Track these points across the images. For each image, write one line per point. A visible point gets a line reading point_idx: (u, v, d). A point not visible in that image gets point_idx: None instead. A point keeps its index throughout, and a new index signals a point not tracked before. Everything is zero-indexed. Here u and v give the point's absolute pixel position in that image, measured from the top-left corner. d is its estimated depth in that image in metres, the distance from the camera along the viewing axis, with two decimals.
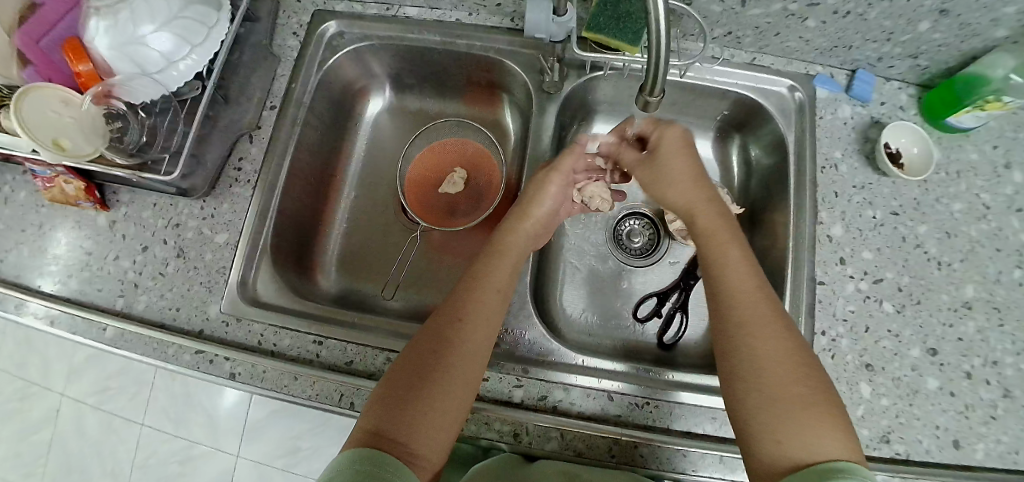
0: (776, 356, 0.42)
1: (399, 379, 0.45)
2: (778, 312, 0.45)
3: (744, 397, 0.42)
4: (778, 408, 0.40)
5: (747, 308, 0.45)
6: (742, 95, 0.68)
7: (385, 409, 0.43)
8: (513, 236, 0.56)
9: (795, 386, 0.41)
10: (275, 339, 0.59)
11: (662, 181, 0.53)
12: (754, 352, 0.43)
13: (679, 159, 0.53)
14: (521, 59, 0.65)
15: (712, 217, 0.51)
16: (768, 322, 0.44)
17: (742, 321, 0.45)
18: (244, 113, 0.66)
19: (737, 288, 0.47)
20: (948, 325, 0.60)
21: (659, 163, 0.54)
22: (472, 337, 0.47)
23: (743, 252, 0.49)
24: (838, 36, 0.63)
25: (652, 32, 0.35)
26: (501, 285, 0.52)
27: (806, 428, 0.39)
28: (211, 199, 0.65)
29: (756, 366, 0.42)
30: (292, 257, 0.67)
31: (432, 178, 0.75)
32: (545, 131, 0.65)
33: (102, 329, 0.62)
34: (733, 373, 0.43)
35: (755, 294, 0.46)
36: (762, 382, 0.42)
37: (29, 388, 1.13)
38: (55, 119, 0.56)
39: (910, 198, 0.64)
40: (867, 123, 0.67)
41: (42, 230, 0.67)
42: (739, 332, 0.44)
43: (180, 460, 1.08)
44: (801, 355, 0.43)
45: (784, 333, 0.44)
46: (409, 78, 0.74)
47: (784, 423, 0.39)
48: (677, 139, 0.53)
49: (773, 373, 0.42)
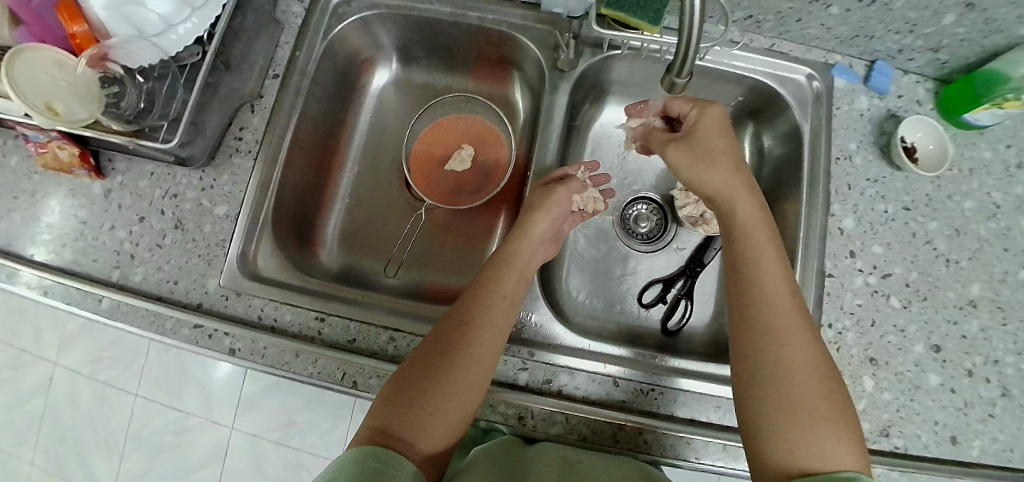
0: (796, 368, 0.42)
1: (405, 380, 0.45)
2: (801, 322, 0.45)
3: (759, 406, 0.42)
4: (791, 419, 0.40)
5: (773, 317, 0.45)
6: (759, 81, 0.66)
7: (393, 408, 0.43)
8: (520, 242, 0.56)
9: (812, 399, 0.41)
10: (276, 314, 0.58)
11: (703, 156, 0.52)
12: (773, 362, 0.43)
13: (717, 136, 0.52)
14: (535, 34, 0.63)
15: (745, 209, 0.50)
16: (792, 332, 0.44)
17: (769, 329, 0.44)
18: (246, 81, 0.63)
19: (766, 296, 0.46)
20: (952, 323, 0.60)
21: (699, 139, 0.53)
22: (478, 340, 0.47)
23: (771, 260, 0.48)
24: (861, 25, 0.61)
25: (686, 9, 0.34)
26: (506, 290, 0.51)
27: (818, 440, 0.39)
28: (211, 170, 0.63)
29: (776, 376, 0.42)
30: (293, 231, 0.66)
31: (438, 155, 0.72)
32: (557, 111, 0.63)
33: (98, 300, 0.60)
34: (753, 379, 0.43)
35: (783, 303, 0.45)
36: (778, 392, 0.42)
37: (21, 358, 1.12)
38: (48, 81, 0.53)
39: (922, 194, 0.63)
40: (884, 115, 0.66)
41: (36, 197, 0.65)
42: (762, 340, 0.44)
43: (175, 431, 1.08)
44: (818, 362, 0.43)
45: (807, 345, 0.43)
46: (417, 50, 0.72)
47: (794, 435, 0.40)
48: (718, 118, 0.53)
49: (792, 383, 0.42)
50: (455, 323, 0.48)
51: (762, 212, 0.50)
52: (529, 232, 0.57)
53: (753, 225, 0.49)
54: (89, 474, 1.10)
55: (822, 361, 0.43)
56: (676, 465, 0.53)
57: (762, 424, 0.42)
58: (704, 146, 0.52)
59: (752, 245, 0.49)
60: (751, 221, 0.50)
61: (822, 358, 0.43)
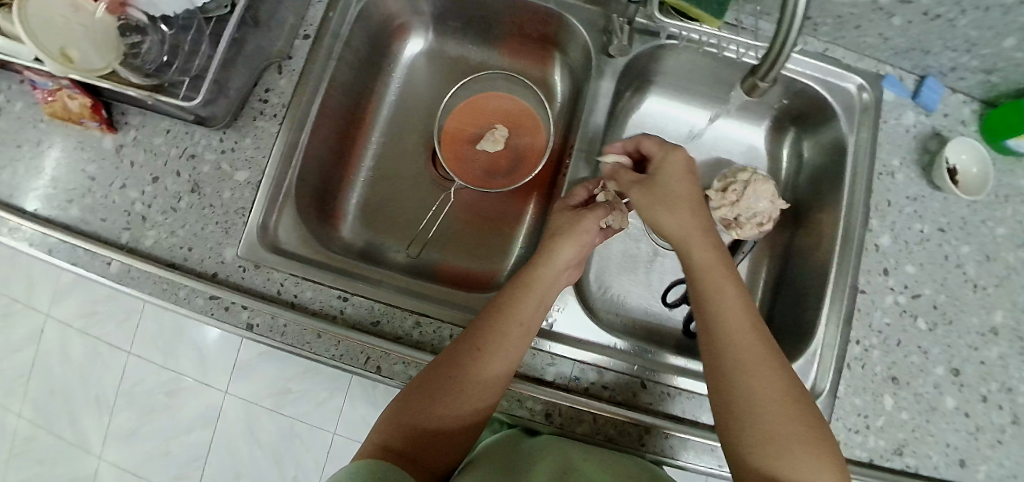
0: (767, 400, 0.41)
1: (408, 404, 0.45)
2: (766, 349, 0.43)
3: (736, 437, 0.41)
4: (768, 448, 0.39)
5: (739, 349, 0.43)
6: (808, 86, 0.64)
7: (395, 426, 0.44)
8: (547, 268, 0.52)
9: (787, 424, 0.39)
10: (296, 290, 0.56)
11: (665, 201, 0.50)
12: (742, 396, 0.41)
13: (683, 182, 0.51)
14: (584, 16, 0.60)
15: (708, 252, 0.48)
16: (755, 363, 0.42)
17: (735, 360, 0.43)
18: (274, 40, 0.60)
19: (726, 332, 0.44)
20: (972, 348, 0.60)
21: (662, 184, 0.51)
22: (489, 368, 0.46)
23: (728, 291, 0.46)
24: (920, 38, 0.59)
25: (783, 33, 0.35)
26: (524, 318, 0.49)
27: (797, 463, 0.38)
28: (232, 131, 0.60)
29: (744, 405, 0.41)
30: (315, 202, 0.63)
31: (470, 134, 0.69)
32: (601, 98, 0.61)
33: (107, 263, 0.57)
34: (722, 412, 0.42)
35: (746, 337, 0.43)
36: (750, 424, 0.40)
37: (12, 307, 1.09)
38: (63, 25, 0.48)
39: (958, 216, 0.63)
40: (928, 133, 0.64)
41: (43, 145, 0.61)
42: (733, 373, 0.42)
43: (169, 392, 1.06)
44: (789, 388, 0.41)
45: (776, 374, 0.42)
46: (454, 20, 0.68)
47: (775, 464, 0.39)
48: (681, 164, 0.52)
49: (764, 415, 0.40)
50: (467, 348, 0.47)
51: (722, 251, 0.48)
52: (556, 257, 0.53)
53: (713, 262, 0.47)
54: (78, 429, 1.08)
55: (791, 384, 0.42)
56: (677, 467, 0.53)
57: (742, 455, 0.41)
58: (668, 191, 0.50)
59: (714, 278, 0.46)
60: (706, 260, 0.48)
61: (786, 377, 0.42)
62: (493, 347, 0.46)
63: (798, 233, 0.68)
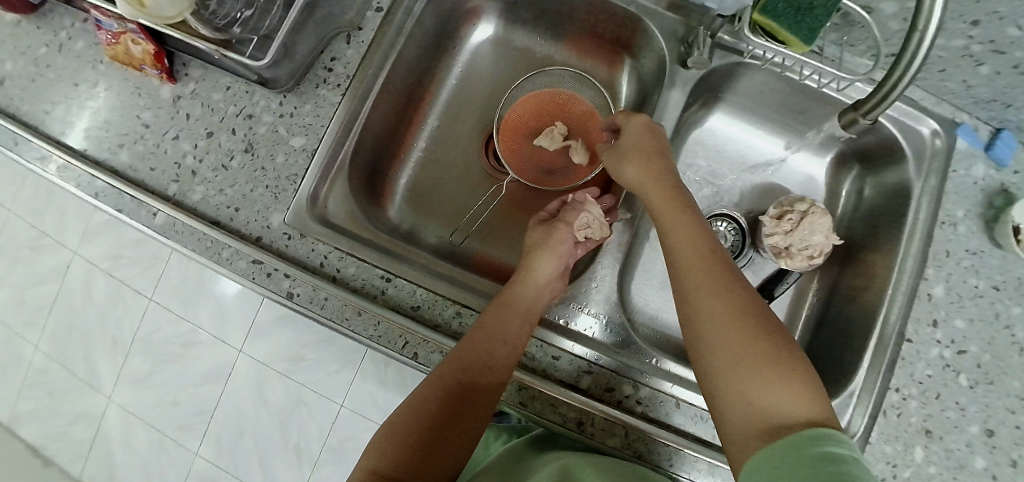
0: (728, 320, 0.42)
1: (398, 427, 0.47)
2: (723, 272, 0.45)
3: (710, 365, 0.41)
4: (739, 370, 0.40)
5: (699, 278, 0.45)
6: (881, 125, 0.62)
7: (389, 451, 0.45)
8: (524, 290, 0.54)
9: (752, 344, 0.40)
10: (339, 265, 0.55)
11: (622, 155, 0.56)
12: (707, 322, 0.42)
13: (645, 139, 0.55)
14: (664, 23, 0.58)
15: (665, 188, 0.52)
16: (715, 287, 0.44)
17: (697, 289, 0.44)
18: (346, 9, 0.58)
19: (687, 266, 0.46)
20: (1011, 411, 0.59)
21: (624, 143, 0.56)
22: (477, 392, 0.47)
23: (688, 227, 0.49)
24: (1005, 90, 0.57)
25: (890, 90, 0.43)
26: (508, 336, 0.49)
27: (771, 385, 0.38)
28: (293, 97, 0.59)
29: (711, 338, 0.42)
30: (366, 179, 0.62)
31: (528, 128, 0.68)
32: (670, 109, 0.59)
33: (153, 213, 0.57)
34: (693, 344, 0.43)
35: (701, 266, 0.46)
36: (718, 353, 0.41)
37: (41, 239, 1.10)
38: None
39: (1015, 276, 0.61)
40: (996, 188, 0.62)
41: (102, 87, 0.61)
42: (693, 302, 0.44)
43: (184, 342, 1.07)
44: (750, 307, 0.42)
45: (737, 295, 0.43)
46: (525, 11, 0.67)
47: (751, 385, 0.39)
48: (641, 123, 0.56)
49: (727, 336, 0.41)
50: (449, 370, 0.47)
51: (682, 193, 0.52)
52: (533, 275, 0.55)
53: (676, 204, 0.51)
54: (92, 367, 1.10)
55: (753, 304, 0.43)
56: None
57: (718, 381, 0.41)
58: (629, 146, 0.55)
59: (676, 219, 0.50)
60: (671, 202, 0.51)
61: (748, 296, 0.43)
62: (477, 364, 0.47)
63: (848, 272, 0.67)
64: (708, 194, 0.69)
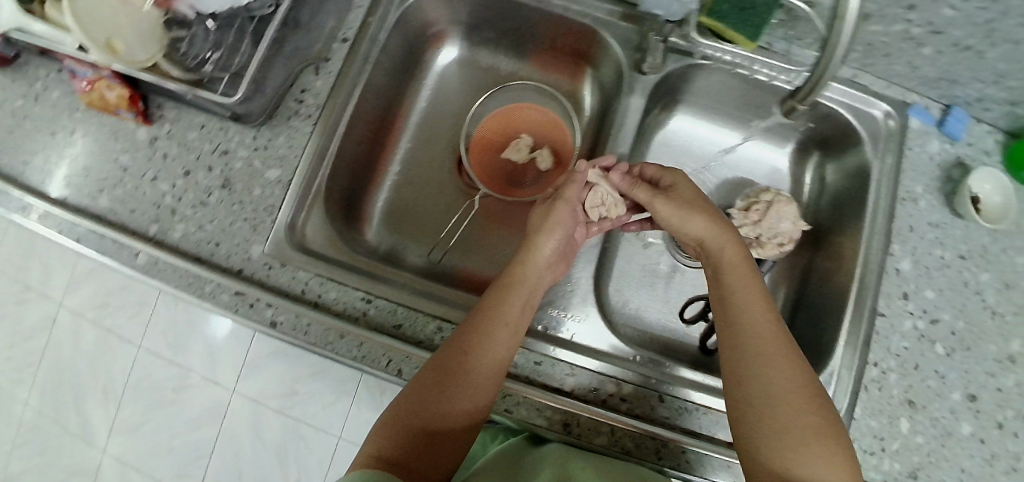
0: (784, 389, 0.43)
1: (401, 410, 0.46)
2: (785, 348, 0.46)
3: (754, 425, 0.43)
4: (784, 437, 0.41)
5: (760, 341, 0.46)
6: (836, 111, 0.64)
7: (392, 434, 0.44)
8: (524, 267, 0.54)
9: (802, 418, 0.42)
10: (320, 290, 0.57)
11: (686, 209, 0.55)
12: (760, 387, 0.44)
13: (692, 192, 0.57)
14: (620, 33, 0.60)
15: (731, 253, 0.53)
16: (776, 354, 0.45)
17: (756, 350, 0.46)
18: (313, 42, 0.60)
19: (750, 324, 0.47)
20: (989, 375, 0.61)
21: (680, 195, 0.57)
22: (480, 374, 0.47)
23: (756, 290, 0.50)
24: (948, 68, 0.60)
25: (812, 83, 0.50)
26: (510, 318, 0.50)
27: (814, 459, 0.40)
28: (266, 130, 0.60)
29: (762, 405, 0.43)
30: (342, 205, 0.64)
31: (496, 142, 0.70)
32: (631, 115, 0.61)
33: (135, 254, 0.58)
34: (740, 401, 0.45)
35: (767, 335, 0.46)
36: (765, 422, 0.42)
37: (23, 293, 1.09)
38: (110, 16, 0.48)
39: (978, 244, 0.63)
40: (953, 162, 0.64)
41: (76, 135, 0.62)
42: (750, 366, 0.45)
43: (176, 385, 1.06)
44: (808, 388, 0.44)
45: (798, 371, 0.44)
46: (488, 31, 0.69)
47: (791, 453, 0.41)
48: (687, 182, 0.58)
49: (781, 403, 0.42)
50: (453, 354, 0.48)
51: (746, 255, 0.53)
52: (535, 257, 0.55)
53: (740, 263, 0.52)
54: (83, 420, 1.08)
55: (810, 382, 0.44)
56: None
57: (759, 450, 0.42)
58: (686, 202, 0.56)
59: (741, 277, 0.51)
60: (737, 261, 0.52)
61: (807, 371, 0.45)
62: (481, 352, 0.47)
63: (820, 255, 0.69)
64: None
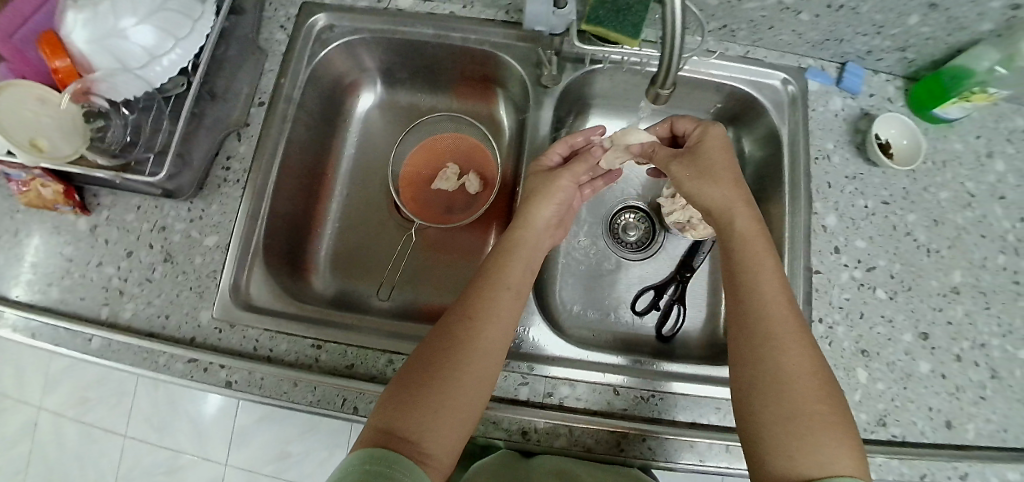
0: (795, 373, 0.43)
1: (405, 378, 0.46)
2: (799, 332, 0.45)
3: (759, 407, 0.43)
4: (789, 422, 0.41)
5: (773, 323, 0.46)
6: (737, 88, 0.68)
7: (396, 408, 0.43)
8: (523, 234, 0.57)
9: (811, 403, 0.41)
10: (271, 344, 0.58)
11: (704, 172, 0.54)
12: (774, 368, 0.44)
13: (721, 155, 0.55)
14: (516, 52, 0.65)
15: (747, 221, 0.51)
16: (790, 338, 0.45)
17: (769, 333, 0.45)
18: (231, 110, 0.64)
19: (765, 306, 0.47)
20: (937, 310, 0.61)
21: (703, 153, 0.56)
22: (482, 335, 0.48)
23: (771, 269, 0.49)
24: (831, 29, 0.63)
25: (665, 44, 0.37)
26: (509, 283, 0.52)
27: (819, 446, 0.40)
28: (199, 201, 0.63)
29: (774, 384, 0.43)
30: (285, 258, 0.67)
31: (425, 175, 0.76)
32: (542, 126, 0.66)
33: (88, 339, 0.59)
34: (753, 377, 0.44)
35: (780, 314, 0.46)
36: (776, 402, 0.42)
37: (4, 402, 1.09)
38: (31, 119, 0.53)
39: (900, 188, 0.65)
40: (857, 115, 0.67)
41: (17, 236, 0.64)
42: (765, 347, 0.45)
43: (168, 469, 1.05)
44: (820, 372, 0.43)
45: (808, 353, 0.44)
46: (401, 72, 0.74)
47: (794, 438, 0.40)
48: (718, 139, 0.56)
49: (790, 387, 0.42)
50: (457, 320, 0.49)
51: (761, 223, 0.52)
52: (531, 221, 0.58)
53: (754, 234, 0.51)
54: None
55: (822, 369, 0.44)
56: (669, 468, 0.55)
57: (764, 431, 0.42)
58: (706, 166, 0.54)
59: (753, 250, 0.50)
60: (750, 233, 0.51)
61: (819, 359, 0.44)
62: (485, 315, 0.49)
63: None
64: (609, 190, 0.75)
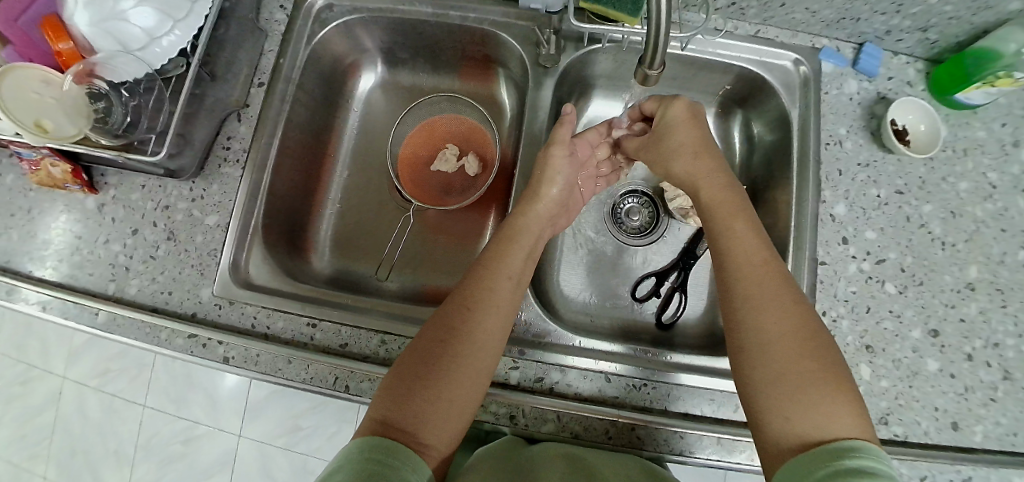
0: (779, 331, 0.42)
1: (402, 370, 0.45)
2: (784, 290, 0.44)
3: (752, 375, 0.42)
4: (783, 383, 0.40)
5: (750, 284, 0.45)
6: (746, 69, 0.66)
7: (393, 399, 0.43)
8: (527, 219, 0.56)
9: (802, 363, 0.40)
10: (268, 322, 0.59)
11: (665, 155, 0.58)
12: (756, 334, 0.43)
13: (685, 129, 0.56)
14: (516, 31, 0.64)
15: (717, 190, 0.52)
16: (775, 300, 0.43)
17: (747, 295, 0.45)
18: (231, 91, 0.64)
19: (742, 275, 0.46)
20: (950, 306, 0.58)
21: (663, 136, 0.58)
22: (482, 324, 0.47)
23: (746, 230, 0.48)
24: (845, 7, 0.59)
25: (654, 17, 0.36)
26: (511, 271, 0.52)
27: (815, 405, 0.38)
28: (200, 181, 0.64)
29: (759, 349, 0.42)
30: (285, 237, 0.68)
31: (423, 157, 0.75)
32: (541, 107, 0.64)
33: (95, 313, 0.61)
34: (736, 346, 0.44)
35: (758, 271, 0.46)
36: (762, 366, 0.41)
37: (30, 372, 1.14)
38: (36, 100, 0.54)
39: (915, 177, 0.62)
40: (873, 99, 0.64)
41: (30, 213, 0.66)
42: (742, 312, 0.44)
43: (182, 440, 1.09)
44: (806, 324, 0.42)
45: (788, 305, 0.43)
46: (402, 52, 0.74)
47: (788, 403, 0.39)
48: (682, 111, 0.56)
49: (775, 347, 0.41)
50: (456, 308, 0.48)
51: (734, 187, 0.53)
52: (536, 209, 0.57)
53: (726, 201, 0.51)
54: None
55: (807, 318, 0.43)
56: (674, 460, 0.55)
57: (758, 399, 0.41)
58: (667, 147, 0.57)
59: (726, 216, 0.50)
60: (720, 200, 0.52)
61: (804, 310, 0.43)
62: (484, 305, 0.48)
63: (760, 212, 0.68)
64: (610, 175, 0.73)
